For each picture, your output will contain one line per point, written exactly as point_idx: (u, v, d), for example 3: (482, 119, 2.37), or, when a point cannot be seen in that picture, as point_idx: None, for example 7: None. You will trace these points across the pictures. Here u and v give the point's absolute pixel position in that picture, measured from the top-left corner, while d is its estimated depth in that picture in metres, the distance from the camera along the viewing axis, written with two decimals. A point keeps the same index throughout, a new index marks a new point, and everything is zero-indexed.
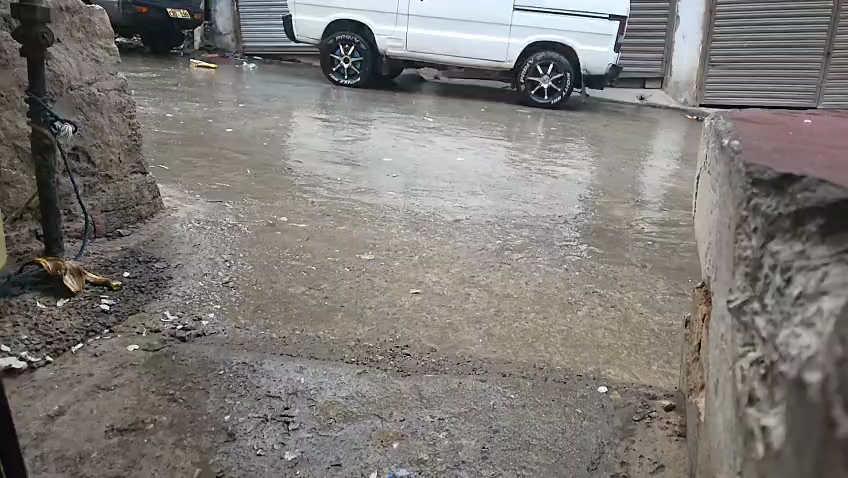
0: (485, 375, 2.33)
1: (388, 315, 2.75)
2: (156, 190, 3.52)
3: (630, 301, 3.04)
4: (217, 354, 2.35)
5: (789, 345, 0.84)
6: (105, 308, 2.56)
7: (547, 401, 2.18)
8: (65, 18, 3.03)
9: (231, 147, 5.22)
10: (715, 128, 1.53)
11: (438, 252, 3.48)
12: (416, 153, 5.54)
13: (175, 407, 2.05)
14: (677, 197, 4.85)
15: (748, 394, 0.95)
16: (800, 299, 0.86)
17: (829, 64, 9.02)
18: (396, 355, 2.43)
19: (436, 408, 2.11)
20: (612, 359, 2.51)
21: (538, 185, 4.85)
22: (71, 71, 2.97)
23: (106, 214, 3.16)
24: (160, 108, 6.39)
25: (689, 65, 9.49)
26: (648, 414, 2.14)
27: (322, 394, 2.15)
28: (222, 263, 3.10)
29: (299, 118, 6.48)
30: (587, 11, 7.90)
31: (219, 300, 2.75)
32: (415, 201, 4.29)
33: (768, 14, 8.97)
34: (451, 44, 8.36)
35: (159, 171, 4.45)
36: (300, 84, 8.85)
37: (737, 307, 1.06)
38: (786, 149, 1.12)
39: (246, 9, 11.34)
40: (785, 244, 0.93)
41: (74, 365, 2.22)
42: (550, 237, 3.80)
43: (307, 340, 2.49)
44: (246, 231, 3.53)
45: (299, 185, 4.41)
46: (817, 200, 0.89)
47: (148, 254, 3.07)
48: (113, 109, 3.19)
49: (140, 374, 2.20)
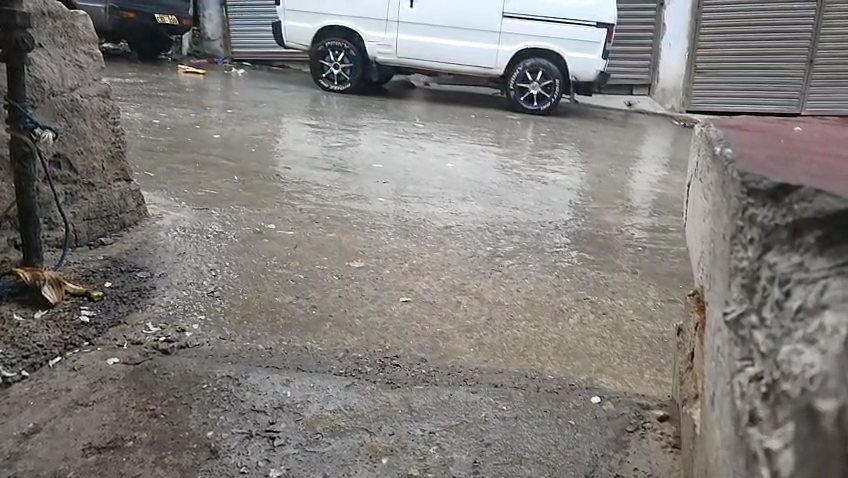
0: (476, 386, 2.29)
1: (378, 324, 2.70)
2: (140, 198, 3.46)
3: (622, 308, 3.02)
4: (201, 366, 2.29)
5: (792, 362, 0.83)
6: (85, 319, 2.50)
7: (540, 412, 2.14)
8: (47, 23, 2.96)
9: (218, 153, 5.16)
10: (707, 135, 1.50)
11: (429, 259, 3.44)
12: (406, 159, 5.50)
13: (156, 424, 1.99)
14: (667, 203, 4.86)
15: (749, 413, 0.92)
16: (801, 314, 0.84)
17: (813, 71, 9.13)
18: (385, 366, 2.38)
19: (426, 421, 2.07)
20: (605, 368, 2.48)
21: (528, 191, 4.83)
22: (54, 77, 2.91)
23: (88, 223, 3.10)
24: (147, 114, 6.32)
25: (678, 65, 9.48)
26: (642, 425, 2.11)
27: (309, 408, 2.10)
28: (207, 273, 3.04)
29: (289, 124, 6.43)
30: (575, 18, 7.96)
31: (204, 310, 2.70)
32: (406, 207, 4.26)
33: (753, 22, 9.06)
34: (440, 51, 8.35)
35: (145, 178, 4.39)
36: (290, 89, 8.81)
37: (733, 320, 1.02)
38: (781, 157, 1.09)
39: (234, 14, 11.28)
40: (783, 256, 0.90)
41: (51, 380, 2.16)
42: (541, 243, 3.78)
43: (294, 352, 2.44)
44: (233, 238, 3.47)
45: (289, 191, 4.36)
46: (815, 210, 0.85)
47: (131, 263, 3.01)
48: (96, 115, 3.13)
49: (120, 389, 2.14)
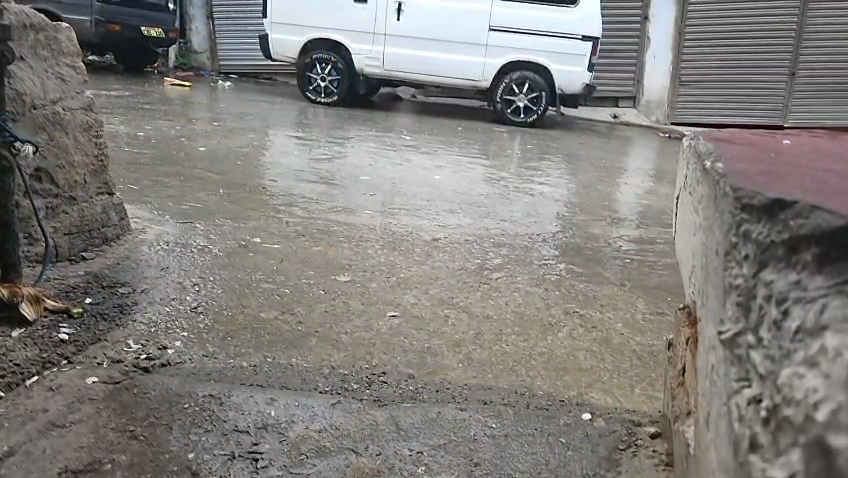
0: (465, 404, 2.24)
1: (365, 340, 2.65)
2: (123, 212, 3.40)
3: (611, 322, 2.99)
4: (182, 386, 2.22)
5: (793, 386, 0.80)
6: (64, 337, 2.42)
7: (530, 430, 2.10)
8: (30, 35, 2.91)
9: (205, 166, 5.11)
10: (696, 149, 1.49)
11: (416, 272, 3.40)
12: (393, 171, 5.47)
13: (135, 446, 1.92)
14: (654, 216, 4.86)
15: (748, 439, 0.89)
16: (799, 335, 0.82)
17: (795, 84, 9.27)
18: (372, 383, 2.34)
19: (414, 440, 2.02)
20: (594, 382, 2.46)
21: (516, 203, 4.83)
22: (35, 90, 2.84)
23: (69, 238, 3.01)
24: (131, 126, 6.23)
25: (663, 70, 9.59)
26: (633, 442, 2.07)
27: (294, 428, 2.05)
28: (191, 287, 2.98)
29: (275, 137, 6.38)
30: (562, 32, 8.04)
31: (186, 327, 2.63)
32: (393, 220, 4.23)
33: (734, 36, 9.24)
34: (427, 64, 8.37)
35: (128, 191, 4.31)
36: (276, 102, 8.76)
37: (729, 339, 1.00)
38: (774, 172, 1.07)
39: (220, 27, 11.26)
40: (779, 273, 0.88)
41: (27, 401, 2.08)
42: (530, 255, 3.76)
43: (279, 368, 2.39)
44: (218, 253, 3.41)
45: (275, 205, 4.30)
46: (812, 227, 0.84)
47: (113, 279, 2.94)
48: (80, 128, 3.06)
49: (99, 409, 2.07)
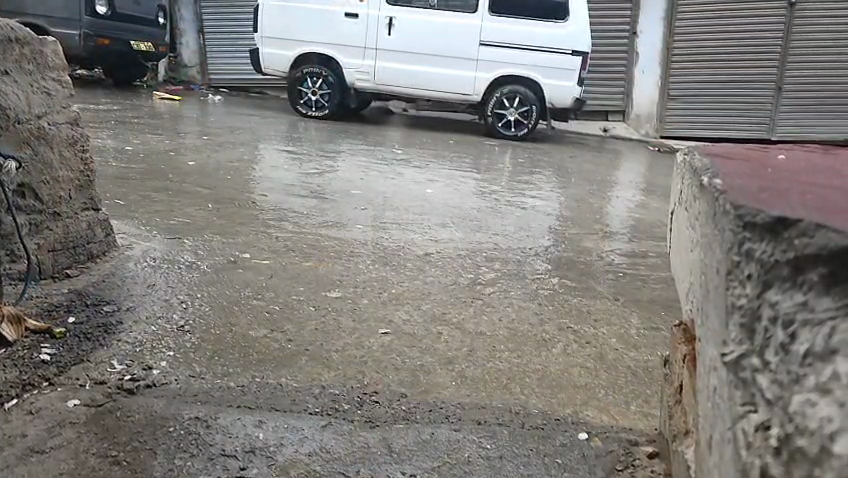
0: (458, 424, 2.19)
1: (356, 358, 2.59)
2: (109, 228, 3.34)
3: (606, 337, 2.95)
4: (167, 408, 2.15)
5: (807, 415, 0.78)
6: (46, 358, 2.36)
7: (525, 451, 2.05)
8: (15, 49, 2.85)
9: (193, 181, 5.05)
10: (691, 164, 1.46)
11: (408, 288, 3.36)
12: (385, 185, 5.45)
13: (118, 472, 1.85)
14: (647, 230, 4.85)
15: (759, 469, 0.85)
16: (807, 359, 0.80)
17: (782, 97, 9.38)
18: (364, 403, 2.28)
19: (408, 463, 1.97)
20: (589, 400, 2.42)
21: (507, 217, 4.81)
22: (20, 104, 2.77)
23: (53, 254, 2.95)
24: (120, 141, 6.18)
25: (652, 84, 9.68)
26: (631, 463, 2.02)
27: (283, 451, 1.99)
28: (177, 305, 2.91)
29: (266, 151, 6.35)
30: (551, 46, 8.09)
31: (172, 346, 2.56)
32: (384, 234, 4.19)
33: (723, 50, 9.36)
34: (418, 78, 8.41)
35: (115, 206, 4.24)
36: (266, 116, 8.73)
37: (734, 362, 0.96)
38: (775, 189, 1.04)
39: (210, 41, 11.25)
40: (785, 294, 0.85)
41: (6, 425, 2.01)
42: (521, 270, 3.72)
43: (268, 389, 2.33)
44: (206, 269, 3.35)
45: (266, 220, 4.25)
46: (818, 246, 0.80)
47: (97, 296, 2.87)
48: (64, 144, 3.00)
49: (81, 433, 1.99)
